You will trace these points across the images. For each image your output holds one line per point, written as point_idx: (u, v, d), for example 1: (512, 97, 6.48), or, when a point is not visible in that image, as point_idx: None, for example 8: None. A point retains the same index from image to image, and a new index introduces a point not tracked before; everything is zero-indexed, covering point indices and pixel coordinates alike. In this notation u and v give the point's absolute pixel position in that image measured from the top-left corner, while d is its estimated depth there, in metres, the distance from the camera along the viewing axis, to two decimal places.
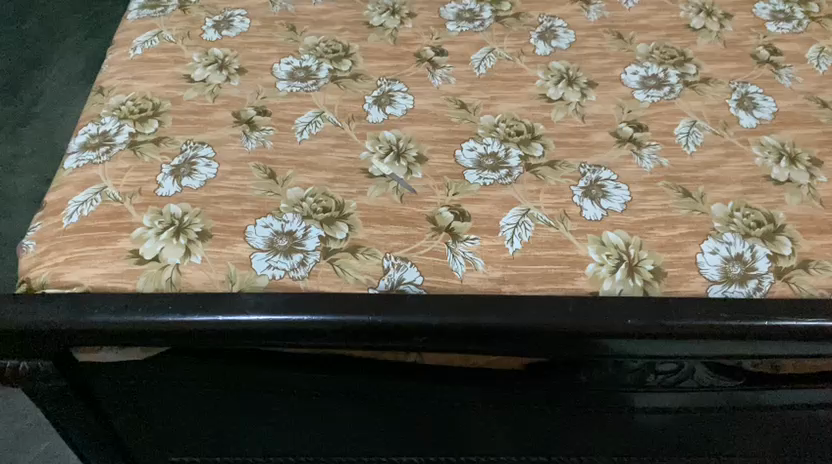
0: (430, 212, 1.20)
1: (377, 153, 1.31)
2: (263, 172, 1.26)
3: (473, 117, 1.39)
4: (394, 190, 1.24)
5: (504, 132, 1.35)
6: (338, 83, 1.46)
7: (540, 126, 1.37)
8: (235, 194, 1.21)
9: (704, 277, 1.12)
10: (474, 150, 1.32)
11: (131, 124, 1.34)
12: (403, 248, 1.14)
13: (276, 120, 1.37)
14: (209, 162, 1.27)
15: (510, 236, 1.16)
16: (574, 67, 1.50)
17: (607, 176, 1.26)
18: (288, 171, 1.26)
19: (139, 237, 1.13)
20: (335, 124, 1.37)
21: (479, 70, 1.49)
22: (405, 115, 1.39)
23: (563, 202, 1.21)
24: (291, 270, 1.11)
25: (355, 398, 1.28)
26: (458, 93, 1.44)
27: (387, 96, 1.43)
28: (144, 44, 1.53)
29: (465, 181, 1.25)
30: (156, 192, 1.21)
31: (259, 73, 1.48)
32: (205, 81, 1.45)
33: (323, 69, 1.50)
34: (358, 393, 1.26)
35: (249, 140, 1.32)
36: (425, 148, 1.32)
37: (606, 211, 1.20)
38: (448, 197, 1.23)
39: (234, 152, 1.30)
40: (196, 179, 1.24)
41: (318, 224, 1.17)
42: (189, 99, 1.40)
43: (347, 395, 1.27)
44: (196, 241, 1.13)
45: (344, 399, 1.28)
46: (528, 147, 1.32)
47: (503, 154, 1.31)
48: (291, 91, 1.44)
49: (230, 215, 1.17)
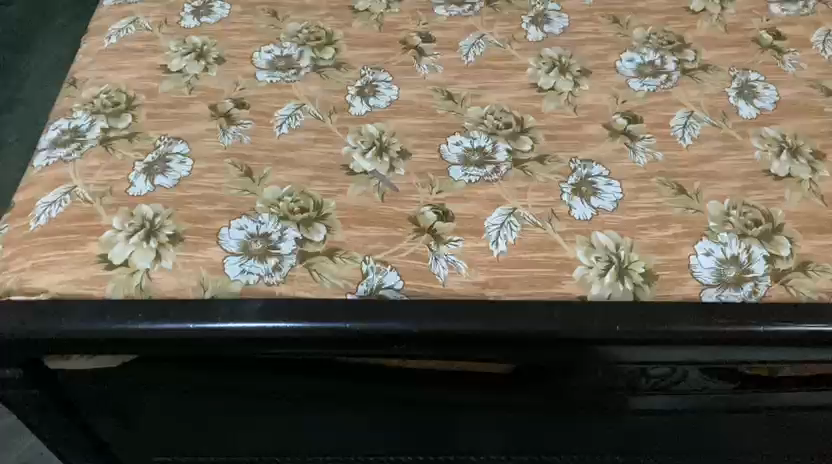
0: (412, 212, 1.15)
1: (358, 148, 1.26)
2: (239, 170, 1.21)
3: (460, 109, 1.33)
4: (376, 189, 1.19)
5: (492, 125, 1.30)
6: (320, 73, 1.40)
7: (530, 118, 1.31)
8: (209, 194, 1.17)
9: (697, 281, 1.07)
10: (460, 145, 1.26)
11: (104, 119, 1.29)
12: (384, 251, 1.09)
13: (255, 113, 1.31)
14: (184, 159, 1.22)
15: (495, 236, 1.11)
16: (567, 53, 1.43)
17: (599, 172, 1.21)
18: (265, 168, 1.21)
19: (108, 240, 1.09)
20: (317, 117, 1.32)
21: (468, 58, 1.43)
22: (389, 107, 1.33)
23: (551, 200, 1.16)
24: (263, 272, 1.07)
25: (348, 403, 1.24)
26: (445, 83, 1.38)
27: (371, 86, 1.37)
28: (119, 32, 1.47)
29: (450, 178, 1.20)
30: (127, 192, 1.17)
31: (239, 62, 1.42)
32: (182, 71, 1.39)
33: (305, 57, 1.44)
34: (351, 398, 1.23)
35: (226, 136, 1.27)
36: (409, 142, 1.27)
37: (596, 210, 1.14)
38: (431, 195, 1.18)
39: (210, 148, 1.24)
40: (170, 178, 1.19)
41: (295, 225, 1.12)
42: (164, 92, 1.35)
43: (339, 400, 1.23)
44: (167, 245, 1.08)
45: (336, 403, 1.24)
46: (516, 141, 1.27)
47: (490, 149, 1.25)
48: (271, 82, 1.38)
49: (203, 216, 1.12)
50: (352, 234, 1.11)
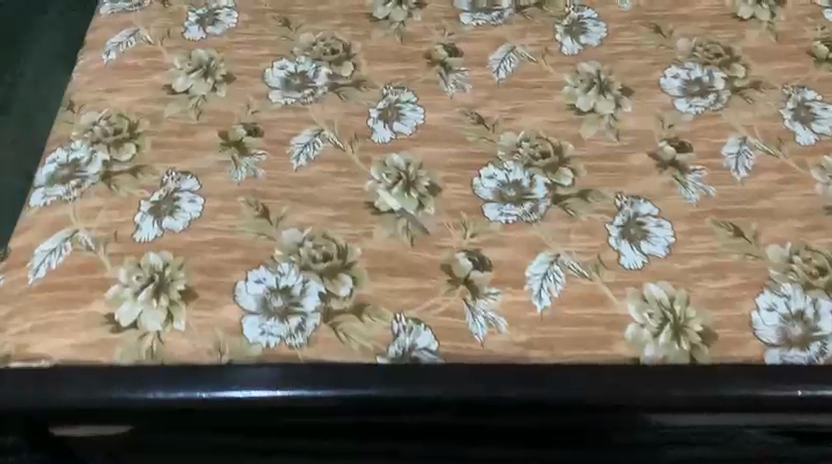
0: (445, 259, 1.05)
1: (383, 182, 1.16)
2: (254, 209, 1.11)
3: (491, 135, 1.22)
4: (404, 231, 1.09)
5: (528, 154, 1.19)
6: (338, 93, 1.29)
7: (569, 146, 1.20)
8: (222, 239, 1.07)
9: (759, 340, 0.98)
10: (493, 178, 1.16)
11: (105, 150, 1.18)
12: (416, 307, 1.00)
13: (268, 142, 1.21)
14: (194, 197, 1.12)
15: (538, 289, 1.01)
16: (606, 69, 1.32)
17: (648, 212, 1.11)
18: (282, 207, 1.11)
19: (115, 297, 0.99)
20: (336, 145, 1.21)
21: (498, 74, 1.32)
22: (415, 133, 1.22)
23: (596, 245, 1.06)
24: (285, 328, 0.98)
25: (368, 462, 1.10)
26: (475, 104, 1.27)
27: (394, 109, 1.26)
28: (118, 46, 1.35)
29: (485, 218, 1.10)
30: (134, 238, 1.07)
31: (249, 80, 1.31)
32: (188, 92, 1.28)
33: (321, 74, 1.32)
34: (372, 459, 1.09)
35: (238, 169, 1.16)
36: (438, 175, 1.16)
37: (647, 256, 1.05)
38: (465, 238, 1.08)
39: (221, 184, 1.14)
40: (179, 220, 1.09)
41: (318, 277, 1.02)
42: (169, 116, 1.24)
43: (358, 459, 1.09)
44: (178, 302, 0.99)
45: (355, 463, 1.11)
46: (555, 173, 1.16)
47: (526, 183, 1.15)
48: (285, 104, 1.27)
49: (217, 267, 1.03)
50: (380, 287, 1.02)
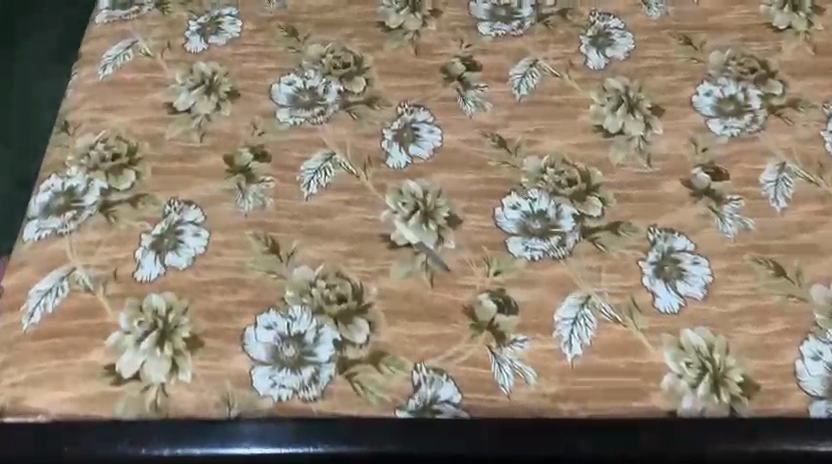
0: (467, 300, 0.98)
1: (399, 212, 1.09)
2: (263, 244, 1.04)
3: (514, 160, 1.15)
4: (423, 268, 1.02)
5: (553, 181, 1.12)
6: (350, 111, 1.21)
7: (596, 172, 1.13)
8: (229, 278, 1.00)
9: (804, 392, 0.92)
10: (517, 208, 1.08)
11: (103, 177, 1.11)
12: (437, 355, 0.93)
13: (276, 167, 1.13)
14: (198, 230, 1.05)
15: (567, 336, 0.95)
16: (634, 85, 1.24)
17: (683, 247, 1.04)
18: (292, 242, 1.04)
19: (115, 346, 0.93)
20: (349, 170, 1.13)
21: (520, 91, 1.24)
22: (432, 157, 1.15)
23: (629, 285, 0.99)
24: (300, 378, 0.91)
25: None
26: (495, 125, 1.19)
27: (410, 129, 1.19)
28: (115, 59, 1.27)
29: (509, 254, 1.03)
30: (135, 277, 1.00)
31: (255, 97, 1.23)
32: (190, 110, 1.21)
33: (331, 90, 1.25)
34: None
35: (245, 198, 1.09)
36: (458, 205, 1.09)
37: (683, 298, 0.98)
38: (488, 277, 1.01)
39: (227, 216, 1.07)
40: (183, 256, 1.02)
41: (332, 321, 0.96)
42: (171, 139, 1.16)
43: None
44: (183, 351, 0.92)
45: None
46: (583, 203, 1.09)
47: (553, 213, 1.08)
48: (294, 124, 1.19)
49: (223, 311, 0.96)
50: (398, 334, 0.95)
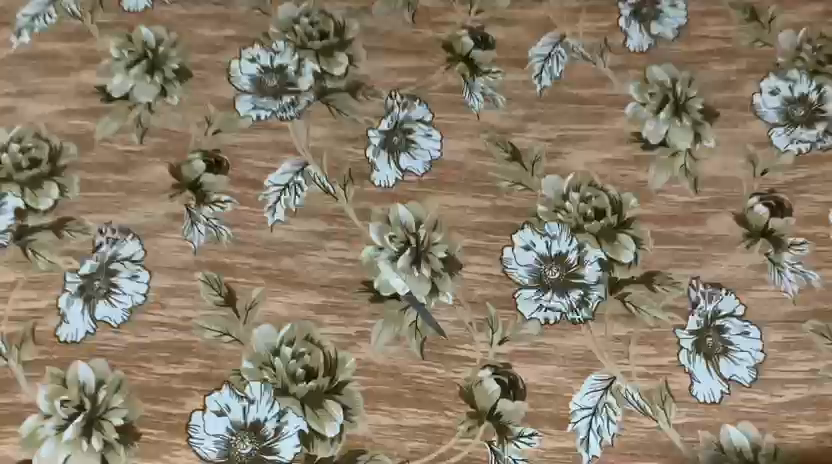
0: (465, 379, 0.81)
1: (385, 249, 0.88)
2: (216, 293, 0.84)
3: (529, 179, 0.92)
4: (413, 332, 0.83)
5: (578, 212, 0.90)
6: (328, 102, 0.97)
7: (632, 200, 0.91)
8: (173, 343, 0.81)
9: None
10: (530, 249, 0.88)
11: (18, 192, 0.89)
12: (427, 454, 0.78)
13: (234, 182, 0.91)
14: (136, 270, 0.86)
15: (586, 432, 0.79)
16: (684, 77, 0.99)
17: (729, 311, 0.85)
18: (252, 291, 0.85)
19: (32, 435, 0.77)
20: (324, 188, 0.91)
21: (540, 80, 0.98)
22: (429, 172, 0.92)
23: (662, 364, 0.82)
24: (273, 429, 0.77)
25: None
26: (508, 129, 0.95)
27: (403, 132, 0.95)
28: (32, 20, 0.99)
29: (518, 315, 0.84)
30: (57, 335, 0.82)
31: (209, 78, 0.98)
32: (128, 97, 0.96)
33: (305, 71, 0.99)
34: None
35: (193, 226, 0.88)
36: (458, 243, 0.88)
37: (727, 383, 0.81)
38: (491, 347, 0.82)
39: (172, 252, 0.87)
40: (117, 308, 0.83)
41: (298, 407, 0.79)
42: (104, 138, 0.93)
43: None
44: (115, 445, 0.77)
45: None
46: (612, 243, 0.88)
47: (574, 257, 0.88)
48: (257, 119, 0.95)
49: (165, 389, 0.79)
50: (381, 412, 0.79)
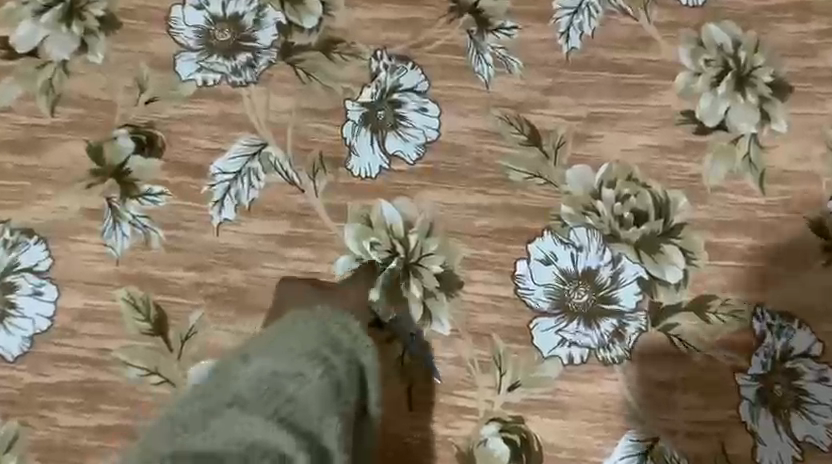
0: (466, 437, 0.65)
1: (365, 261, 0.69)
2: (143, 317, 0.65)
3: (551, 170, 0.72)
4: (401, 373, 0.66)
5: (612, 215, 0.70)
6: (295, 64, 0.74)
7: (681, 201, 0.71)
8: (85, 385, 0.63)
9: None
10: (551, 264, 0.69)
11: None
12: None
13: (170, 169, 0.70)
14: (40, 285, 0.66)
15: None
16: (755, 38, 0.76)
17: (804, 350, 0.66)
18: (190, 315, 0.66)
19: None
20: (287, 178, 0.71)
21: (567, 39, 0.75)
22: (421, 159, 0.72)
23: (715, 420, 0.64)
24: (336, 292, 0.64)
25: (314, 417, 0.46)
26: (525, 103, 0.74)
27: (390, 106, 0.73)
28: None
29: (533, 351, 0.66)
30: None
31: (141, 28, 0.75)
32: (36, 53, 0.74)
33: (266, 21, 0.75)
34: (341, 401, 0.49)
35: (116, 227, 0.68)
36: (458, 254, 0.69)
37: (799, 446, 0.64)
38: (498, 394, 0.65)
39: (88, 262, 0.67)
40: (13, 336, 0.64)
41: None
42: (5, 109, 0.72)
43: (325, 353, 0.51)
44: None
45: (258, 408, 0.44)
46: (655, 258, 0.69)
47: (607, 276, 0.68)
48: (201, 86, 0.73)
49: (72, 447, 0.62)
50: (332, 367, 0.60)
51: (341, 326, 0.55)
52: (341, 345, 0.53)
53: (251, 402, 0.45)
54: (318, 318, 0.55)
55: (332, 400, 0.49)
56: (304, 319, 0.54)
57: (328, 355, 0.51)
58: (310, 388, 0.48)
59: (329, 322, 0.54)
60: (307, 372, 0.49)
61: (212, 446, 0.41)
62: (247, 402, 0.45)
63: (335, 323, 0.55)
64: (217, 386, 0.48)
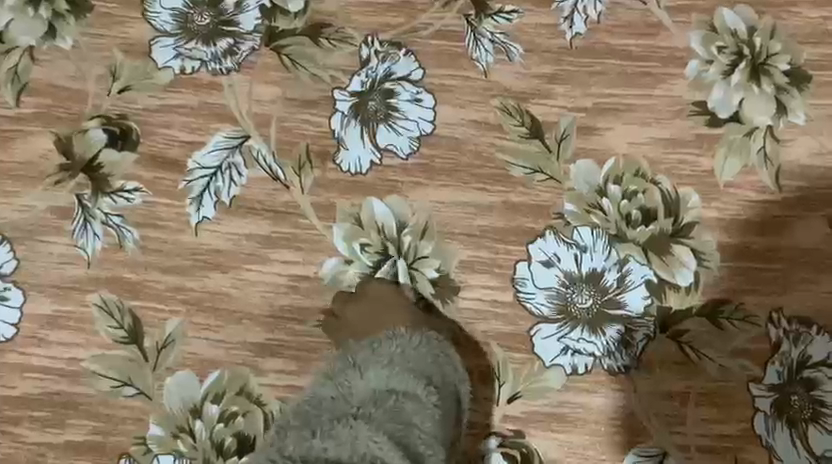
0: (463, 452, 0.61)
1: (355, 264, 0.64)
2: (116, 324, 0.61)
3: (553, 166, 0.67)
4: None
5: (619, 214, 0.66)
6: (279, 51, 0.69)
7: (692, 199, 0.67)
8: (53, 398, 0.59)
9: None
10: (553, 267, 0.64)
11: None
12: None
13: (145, 163, 0.66)
14: (4, 289, 0.62)
15: None
16: (771, 23, 0.71)
17: (823, 359, 0.62)
18: (166, 323, 0.61)
19: None
20: (272, 174, 0.66)
21: (572, 24, 0.70)
22: (415, 153, 0.67)
23: (728, 434, 0.60)
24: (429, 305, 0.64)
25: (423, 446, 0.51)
26: (527, 92, 0.69)
27: (381, 96, 0.68)
28: None
29: (534, 360, 0.62)
30: None
31: (114, 12, 0.70)
32: (1, 38, 0.69)
33: (248, 4, 0.70)
34: (448, 426, 0.54)
35: (86, 226, 0.63)
36: (454, 256, 0.65)
37: (817, 462, 0.60)
38: (497, 406, 0.61)
39: (57, 264, 0.62)
40: None
41: None
42: None
43: (433, 383, 0.55)
44: None
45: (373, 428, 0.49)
46: (664, 260, 0.65)
47: (613, 280, 0.64)
48: (178, 74, 0.68)
49: None
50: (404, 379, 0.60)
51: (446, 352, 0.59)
52: (447, 376, 0.57)
53: (374, 416, 0.50)
54: (431, 337, 0.59)
55: (440, 431, 0.53)
56: (416, 339, 0.58)
57: (433, 375, 0.56)
58: (426, 415, 0.53)
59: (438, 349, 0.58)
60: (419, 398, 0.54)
61: (339, 454, 0.47)
62: (369, 406, 0.52)
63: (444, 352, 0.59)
64: (335, 388, 0.54)
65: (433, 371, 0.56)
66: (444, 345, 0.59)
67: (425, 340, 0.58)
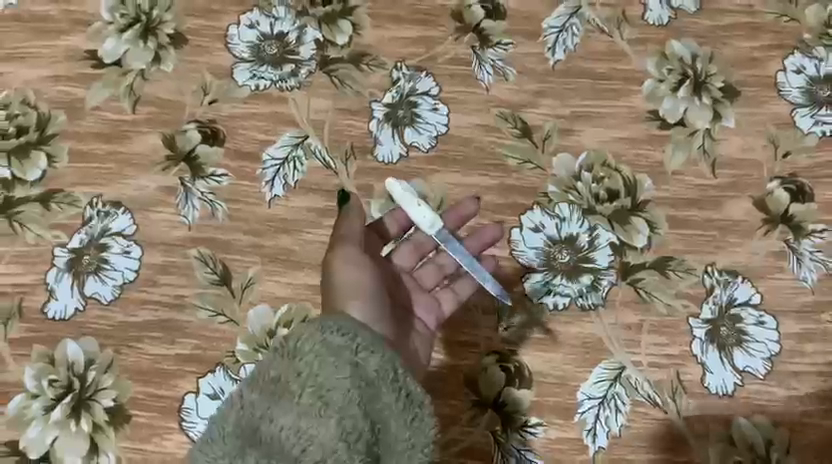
0: (470, 365, 0.79)
1: None
2: (211, 271, 0.81)
3: (539, 158, 0.88)
4: None
5: (589, 193, 0.86)
6: (330, 73, 0.91)
7: (647, 182, 0.87)
8: (165, 323, 0.79)
9: None
10: (539, 231, 0.84)
11: (6, 161, 0.85)
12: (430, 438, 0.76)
13: (230, 154, 0.87)
14: (128, 245, 0.82)
15: (596, 423, 0.77)
16: (707, 52, 0.93)
17: (745, 300, 0.82)
18: (248, 270, 0.82)
19: (18, 416, 0.75)
20: (325, 163, 0.87)
21: (553, 52, 0.92)
22: (434, 148, 0.88)
23: (673, 354, 0.79)
24: (350, 218, 0.75)
25: None
26: (519, 104, 0.90)
27: (408, 106, 0.90)
28: None
29: (524, 300, 0.81)
30: (45, 312, 0.79)
31: (205, 44, 0.92)
32: (120, 63, 0.90)
33: (307, 38, 0.92)
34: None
35: (188, 200, 0.84)
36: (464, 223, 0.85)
37: (740, 375, 0.79)
38: (497, 332, 0.80)
39: (166, 227, 0.83)
40: (107, 285, 0.80)
41: None
42: (95, 107, 0.88)
43: (307, 422, 0.55)
44: (106, 427, 0.75)
45: None
46: (625, 227, 0.85)
47: (585, 241, 0.84)
48: (255, 90, 0.90)
49: (157, 370, 0.77)
50: (364, 308, 0.69)
51: (326, 365, 0.58)
52: (332, 400, 0.56)
53: None
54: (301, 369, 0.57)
55: None
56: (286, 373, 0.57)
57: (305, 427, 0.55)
58: None
59: (318, 353, 0.58)
60: (287, 451, 0.53)
61: None
62: None
63: (329, 351, 0.58)
64: None
65: (304, 412, 0.55)
66: (324, 352, 0.58)
67: (296, 363, 0.57)
